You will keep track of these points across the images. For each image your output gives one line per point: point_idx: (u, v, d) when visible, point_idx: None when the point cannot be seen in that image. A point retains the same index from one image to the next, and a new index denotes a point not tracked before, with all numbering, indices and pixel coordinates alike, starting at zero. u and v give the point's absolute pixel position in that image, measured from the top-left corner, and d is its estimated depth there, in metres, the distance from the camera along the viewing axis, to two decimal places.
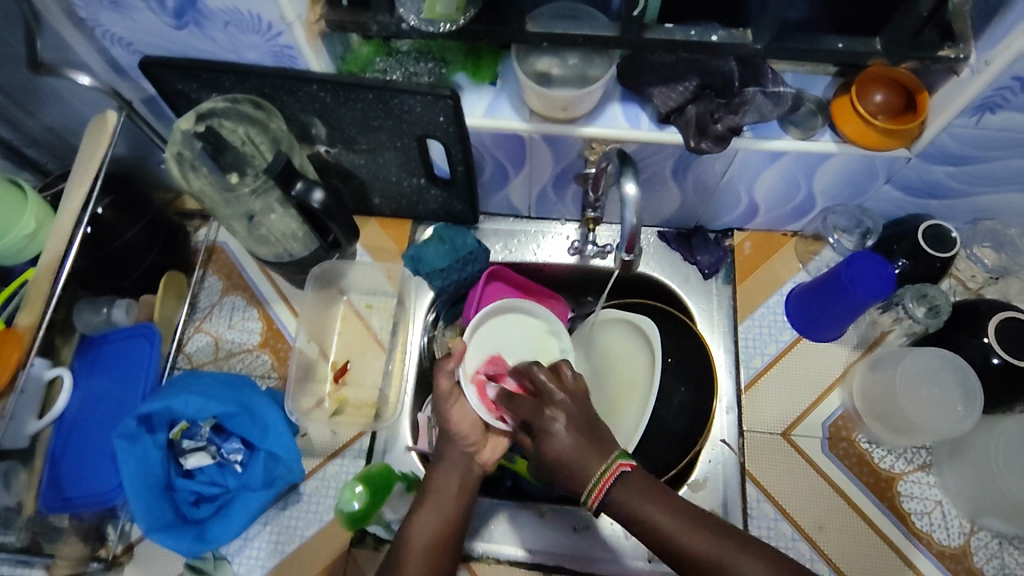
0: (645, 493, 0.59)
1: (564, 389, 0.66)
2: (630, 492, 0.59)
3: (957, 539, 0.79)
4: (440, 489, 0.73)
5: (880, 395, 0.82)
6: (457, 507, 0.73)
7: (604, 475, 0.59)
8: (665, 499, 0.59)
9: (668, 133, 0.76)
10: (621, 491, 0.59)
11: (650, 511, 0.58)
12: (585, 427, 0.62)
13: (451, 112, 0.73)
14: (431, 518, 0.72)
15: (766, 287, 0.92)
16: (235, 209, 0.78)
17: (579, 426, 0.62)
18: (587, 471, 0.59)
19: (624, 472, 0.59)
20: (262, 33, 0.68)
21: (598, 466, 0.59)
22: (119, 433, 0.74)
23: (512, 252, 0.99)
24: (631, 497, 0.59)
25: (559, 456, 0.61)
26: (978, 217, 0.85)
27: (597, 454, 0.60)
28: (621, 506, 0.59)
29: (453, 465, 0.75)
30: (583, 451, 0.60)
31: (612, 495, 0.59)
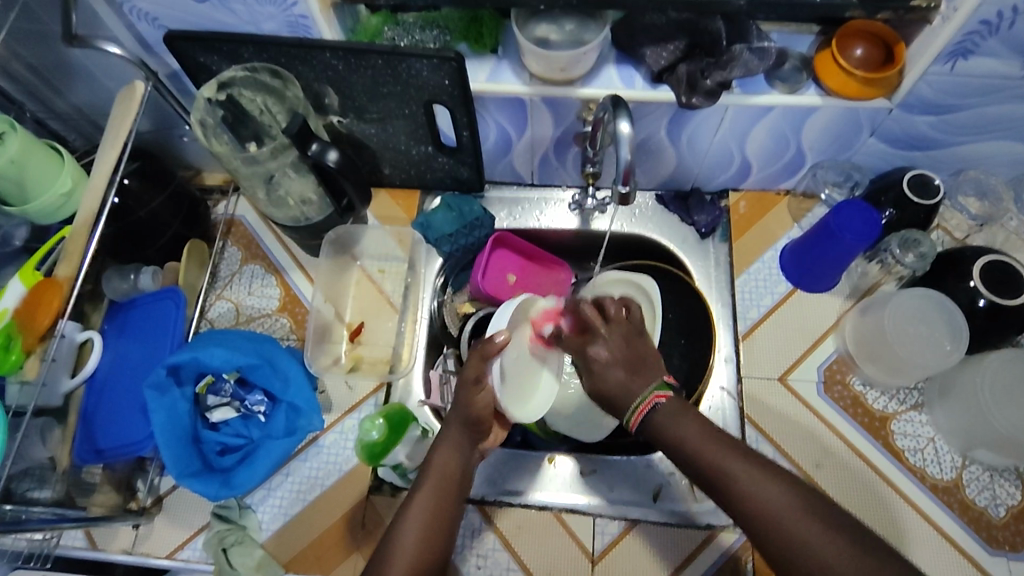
0: (686, 416, 0.62)
1: (608, 325, 0.69)
2: (674, 413, 0.62)
3: (950, 473, 0.82)
4: (439, 468, 0.70)
5: (872, 337, 0.85)
6: (454, 487, 0.70)
7: (643, 401, 0.63)
8: (701, 425, 0.62)
9: (661, 91, 0.80)
10: (661, 416, 0.62)
11: (685, 432, 0.61)
12: (627, 350, 0.66)
13: (456, 75, 0.78)
14: (429, 496, 0.68)
15: (761, 244, 0.96)
16: (255, 170, 0.82)
17: (619, 352, 0.66)
18: (629, 390, 0.64)
19: (661, 402, 0.63)
20: (278, 4, 0.73)
21: (640, 391, 0.64)
22: (150, 383, 0.79)
23: (516, 219, 1.03)
24: (667, 419, 0.62)
25: (605, 372, 0.65)
26: (961, 166, 0.89)
27: (650, 375, 0.65)
28: (660, 431, 0.63)
29: (455, 443, 0.72)
30: (631, 376, 0.64)
31: (655, 416, 0.63)
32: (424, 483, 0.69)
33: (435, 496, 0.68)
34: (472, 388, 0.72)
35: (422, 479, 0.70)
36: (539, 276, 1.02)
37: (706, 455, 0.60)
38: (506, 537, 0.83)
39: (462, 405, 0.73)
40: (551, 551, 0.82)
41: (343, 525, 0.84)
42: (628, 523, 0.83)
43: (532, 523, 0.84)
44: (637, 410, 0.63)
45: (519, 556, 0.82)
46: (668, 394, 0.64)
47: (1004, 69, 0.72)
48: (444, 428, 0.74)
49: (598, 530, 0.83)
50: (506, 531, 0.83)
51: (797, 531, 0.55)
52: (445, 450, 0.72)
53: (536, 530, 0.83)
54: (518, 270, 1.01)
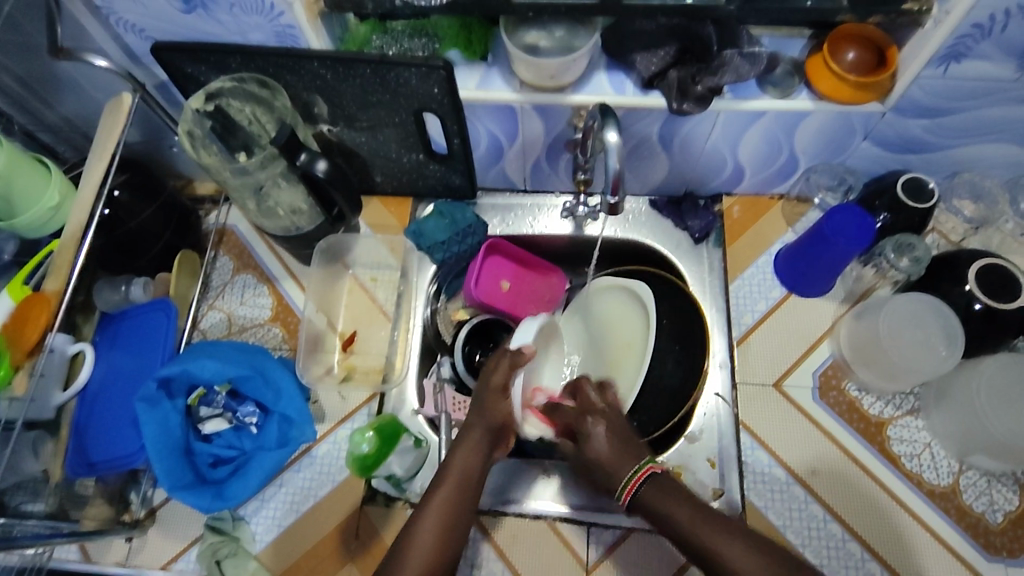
0: (670, 492, 0.65)
1: (607, 404, 0.75)
2: (660, 491, 0.65)
3: (947, 479, 0.82)
4: (459, 468, 0.71)
5: (866, 341, 0.85)
6: (471, 489, 0.70)
7: (637, 475, 0.67)
8: (688, 497, 0.64)
9: (652, 97, 0.80)
10: (653, 490, 0.66)
11: (669, 507, 0.64)
12: (618, 432, 0.71)
13: (445, 83, 0.78)
14: (447, 495, 0.69)
15: (755, 248, 0.96)
16: (243, 181, 0.81)
17: (616, 432, 0.71)
18: (622, 469, 0.68)
19: (655, 473, 0.67)
20: (265, 14, 0.73)
21: (631, 467, 0.67)
22: (141, 396, 0.78)
23: (509, 225, 1.03)
24: (660, 495, 0.65)
25: (602, 454, 0.70)
26: (956, 169, 0.88)
27: (632, 456, 0.69)
28: (650, 507, 0.65)
29: (475, 444, 0.73)
30: (620, 453, 0.69)
31: (645, 494, 0.66)
32: (444, 482, 0.70)
33: (453, 495, 0.69)
34: (497, 395, 0.76)
35: (442, 479, 0.71)
36: (531, 283, 1.02)
37: (693, 529, 0.62)
38: (501, 548, 0.83)
39: (483, 410, 0.75)
40: (546, 561, 0.82)
41: (337, 536, 0.84)
42: (623, 533, 0.82)
43: (526, 532, 0.83)
44: (629, 486, 0.66)
45: (513, 565, 0.82)
46: (660, 469, 0.68)
47: (996, 71, 0.71)
48: (465, 429, 0.75)
49: (592, 539, 0.82)
50: (500, 541, 0.83)
51: None
52: (463, 449, 0.73)
53: (531, 539, 0.83)
54: (512, 277, 1.00)
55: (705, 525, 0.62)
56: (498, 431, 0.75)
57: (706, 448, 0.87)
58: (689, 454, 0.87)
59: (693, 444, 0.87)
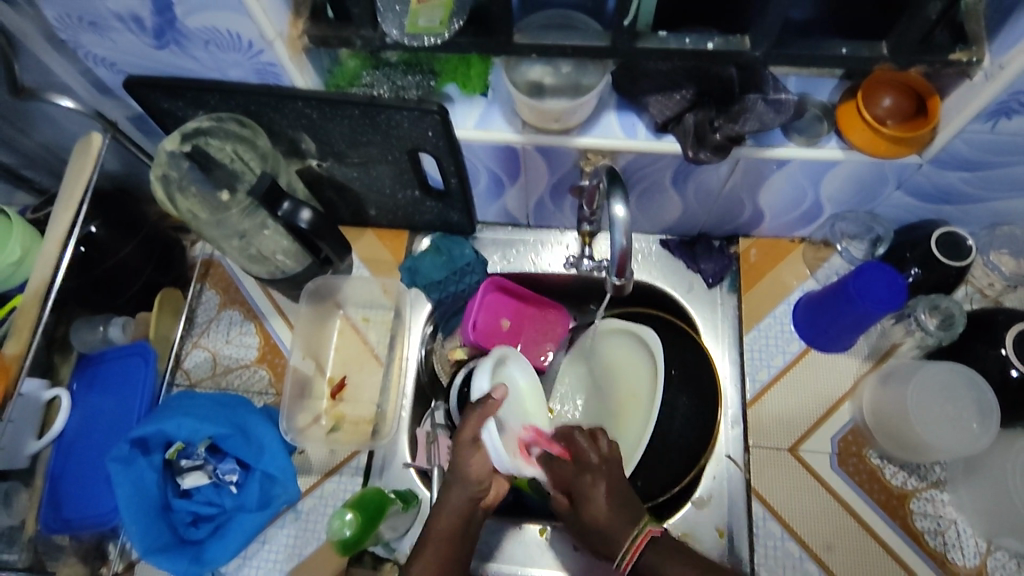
0: (675, 552, 0.63)
1: (600, 460, 0.71)
2: (661, 554, 0.63)
3: (973, 559, 0.76)
4: (449, 510, 0.70)
5: (890, 412, 0.78)
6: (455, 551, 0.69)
7: (636, 540, 0.63)
8: (694, 561, 0.62)
9: (666, 142, 0.74)
10: (654, 554, 0.63)
11: (677, 574, 0.61)
12: (614, 492, 0.67)
13: (440, 127, 0.71)
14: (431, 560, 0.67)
15: (773, 296, 0.89)
16: (222, 229, 0.77)
17: (615, 492, 0.68)
18: (622, 531, 0.64)
19: (654, 537, 0.64)
20: (243, 52, 0.67)
21: (631, 530, 0.64)
22: (113, 457, 0.74)
23: (511, 262, 0.97)
24: (659, 559, 0.62)
25: (601, 510, 0.66)
26: (997, 221, 0.80)
27: (628, 518, 0.65)
28: (654, 572, 0.62)
29: (456, 510, 0.70)
30: (615, 515, 0.66)
31: (645, 558, 0.63)
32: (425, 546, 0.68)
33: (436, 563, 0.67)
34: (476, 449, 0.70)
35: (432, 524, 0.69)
36: (533, 319, 0.96)
37: None
38: None
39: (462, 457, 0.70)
40: None
41: None
42: None
43: None
44: (630, 549, 0.63)
45: None
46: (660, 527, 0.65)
47: None
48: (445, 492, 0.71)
49: None
50: None
51: None
52: (446, 510, 0.70)
53: None
54: (512, 317, 0.95)
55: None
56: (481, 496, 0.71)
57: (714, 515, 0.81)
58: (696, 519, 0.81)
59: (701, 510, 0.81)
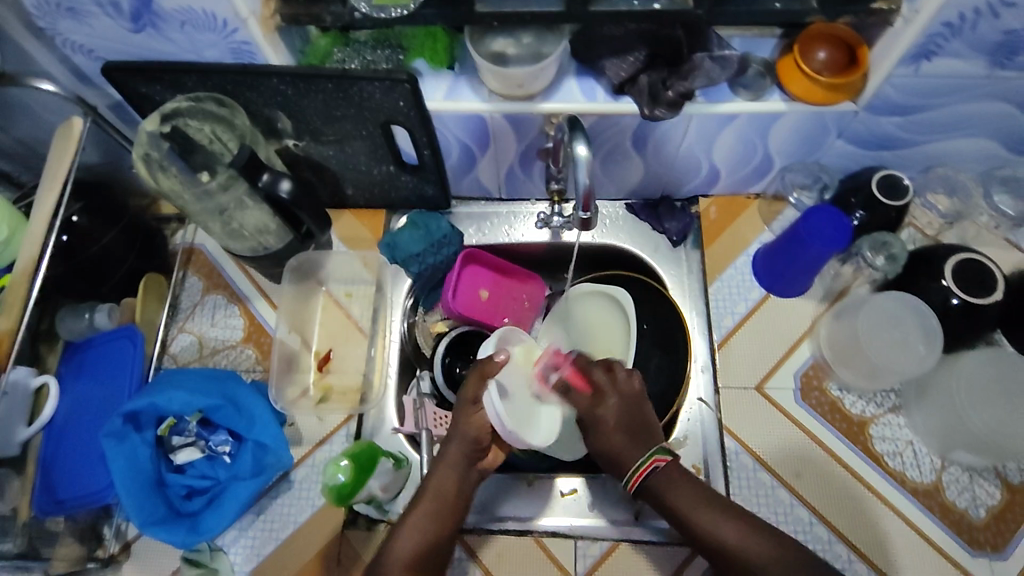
0: (677, 478, 0.73)
1: (616, 389, 0.78)
2: (666, 483, 0.73)
3: (930, 476, 0.82)
4: (433, 487, 0.74)
5: (845, 342, 0.85)
6: (450, 508, 0.73)
7: (641, 467, 0.73)
8: (687, 479, 0.73)
9: (623, 103, 0.78)
10: (661, 480, 0.73)
11: (680, 497, 0.71)
12: (632, 417, 0.76)
13: (410, 96, 0.75)
14: (429, 508, 0.72)
15: (733, 248, 0.95)
16: (205, 204, 0.79)
17: (626, 424, 0.76)
18: (630, 457, 0.74)
19: (661, 464, 0.73)
20: (218, 31, 0.70)
21: (640, 455, 0.74)
22: (106, 432, 0.76)
23: (485, 235, 1.01)
24: (666, 486, 0.72)
25: (611, 434, 0.75)
26: (931, 163, 0.88)
27: (641, 441, 0.75)
28: (662, 493, 0.72)
29: (452, 472, 0.74)
30: (631, 442, 0.75)
31: (651, 481, 0.73)
32: (426, 495, 0.73)
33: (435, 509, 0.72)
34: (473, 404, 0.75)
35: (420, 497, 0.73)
36: (510, 290, 1.00)
37: (705, 521, 0.69)
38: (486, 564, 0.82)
39: (457, 428, 0.76)
40: None
41: (319, 562, 0.82)
42: (610, 545, 0.81)
43: (513, 549, 0.82)
44: (640, 472, 0.73)
45: None
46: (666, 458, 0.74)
47: (966, 69, 0.71)
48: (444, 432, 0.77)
49: (579, 552, 0.81)
50: (485, 557, 0.82)
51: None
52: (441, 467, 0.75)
53: (516, 556, 0.82)
54: (491, 286, 0.99)
55: (702, 505, 0.70)
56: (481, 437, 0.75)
57: (691, 455, 0.86)
58: (674, 461, 0.86)
59: (679, 451, 0.86)
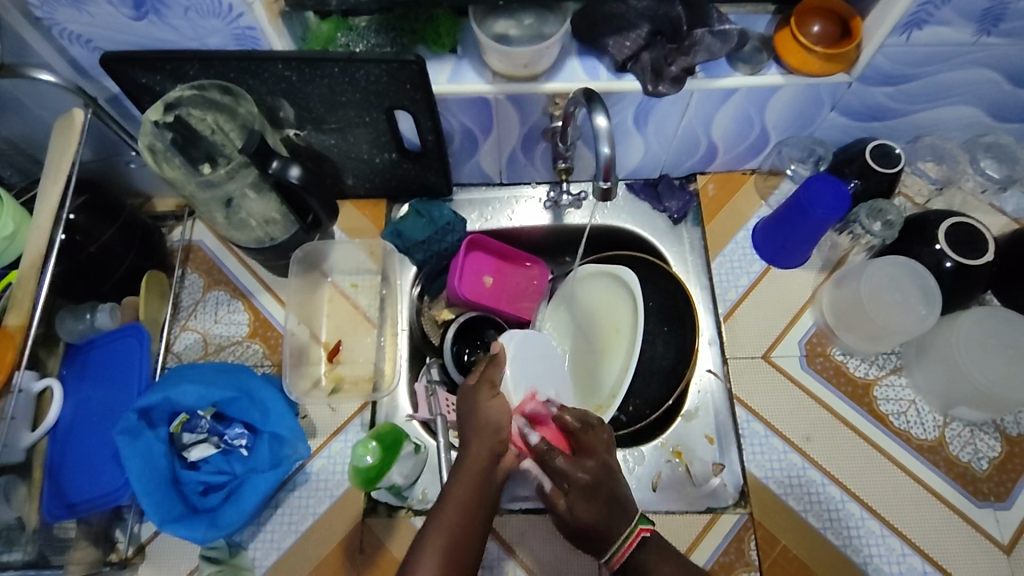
0: (664, 557, 0.65)
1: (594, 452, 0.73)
2: (653, 556, 0.65)
3: (933, 432, 0.85)
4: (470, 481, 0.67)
5: (847, 307, 0.87)
6: (484, 491, 0.67)
7: (629, 537, 0.66)
8: (674, 558, 0.64)
9: (626, 81, 0.80)
10: (644, 553, 0.65)
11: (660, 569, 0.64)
12: (605, 497, 0.69)
13: (416, 78, 0.75)
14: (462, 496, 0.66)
15: (733, 224, 0.97)
16: (212, 193, 0.78)
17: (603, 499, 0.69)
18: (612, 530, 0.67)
19: (646, 538, 0.66)
20: (223, 17, 0.70)
21: (625, 525, 0.67)
22: (120, 429, 0.75)
23: (488, 220, 1.01)
24: (651, 559, 0.65)
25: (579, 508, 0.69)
26: (918, 133, 0.92)
27: (620, 515, 0.68)
28: (644, 566, 0.65)
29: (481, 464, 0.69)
30: (609, 517, 0.68)
31: (636, 557, 0.65)
32: (457, 485, 0.67)
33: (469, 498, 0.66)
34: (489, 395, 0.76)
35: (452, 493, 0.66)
36: (514, 275, 1.01)
37: None
38: (510, 544, 0.81)
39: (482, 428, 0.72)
40: (558, 556, 0.81)
41: (340, 553, 0.81)
42: None
43: (536, 530, 0.82)
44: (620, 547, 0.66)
45: (525, 563, 0.81)
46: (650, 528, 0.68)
47: (954, 37, 0.74)
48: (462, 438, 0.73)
49: None
50: (508, 537, 0.81)
51: None
52: (466, 470, 0.68)
53: (540, 534, 0.82)
54: (493, 272, 0.99)
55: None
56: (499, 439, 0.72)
57: (702, 425, 0.87)
58: (687, 431, 0.87)
59: (690, 422, 0.88)
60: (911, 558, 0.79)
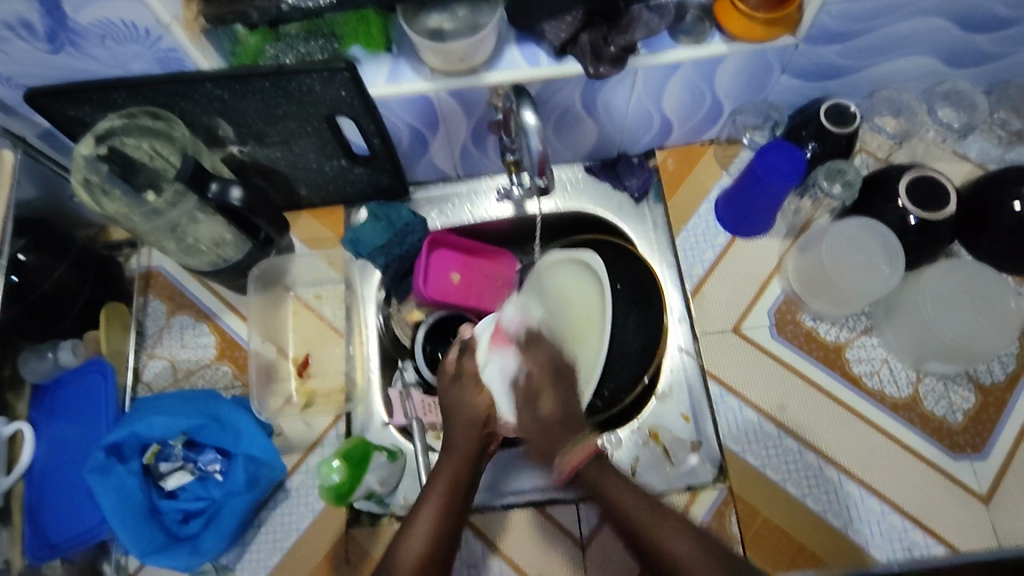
0: (614, 477, 0.67)
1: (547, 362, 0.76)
2: (599, 471, 0.67)
3: (907, 389, 0.85)
4: (460, 447, 0.72)
5: (812, 272, 0.87)
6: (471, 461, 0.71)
7: (580, 450, 0.68)
8: (624, 480, 0.66)
9: (568, 65, 0.78)
10: (591, 471, 0.67)
11: (610, 489, 0.66)
12: (566, 402, 0.73)
13: (351, 85, 0.73)
14: (453, 470, 0.70)
15: (694, 198, 0.95)
16: (156, 222, 0.79)
17: (564, 402, 0.72)
18: (563, 446, 0.69)
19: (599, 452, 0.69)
20: (141, 41, 0.68)
21: (576, 443, 0.69)
22: (90, 468, 0.75)
23: (448, 217, 1.00)
24: (600, 475, 0.67)
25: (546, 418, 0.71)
26: (874, 88, 0.90)
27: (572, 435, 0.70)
28: (589, 481, 0.67)
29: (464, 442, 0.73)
30: (565, 427, 0.70)
31: (585, 472, 0.68)
32: (447, 460, 0.71)
33: (459, 468, 0.70)
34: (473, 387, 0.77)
35: (444, 460, 0.71)
36: (482, 269, 1.00)
37: (630, 506, 0.64)
38: (496, 541, 0.81)
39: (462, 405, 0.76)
40: (545, 549, 0.81)
41: (327, 564, 0.81)
42: None
43: (520, 524, 0.82)
44: (572, 459, 0.68)
45: (512, 558, 0.81)
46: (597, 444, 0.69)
47: None
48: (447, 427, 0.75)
49: (582, 514, 0.82)
50: (492, 535, 0.82)
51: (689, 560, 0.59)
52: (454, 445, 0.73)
53: (524, 529, 0.82)
54: (461, 269, 0.98)
55: (635, 507, 0.64)
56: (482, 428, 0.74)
57: (678, 404, 0.88)
58: (662, 412, 0.88)
59: (665, 402, 0.88)
60: (890, 517, 0.80)
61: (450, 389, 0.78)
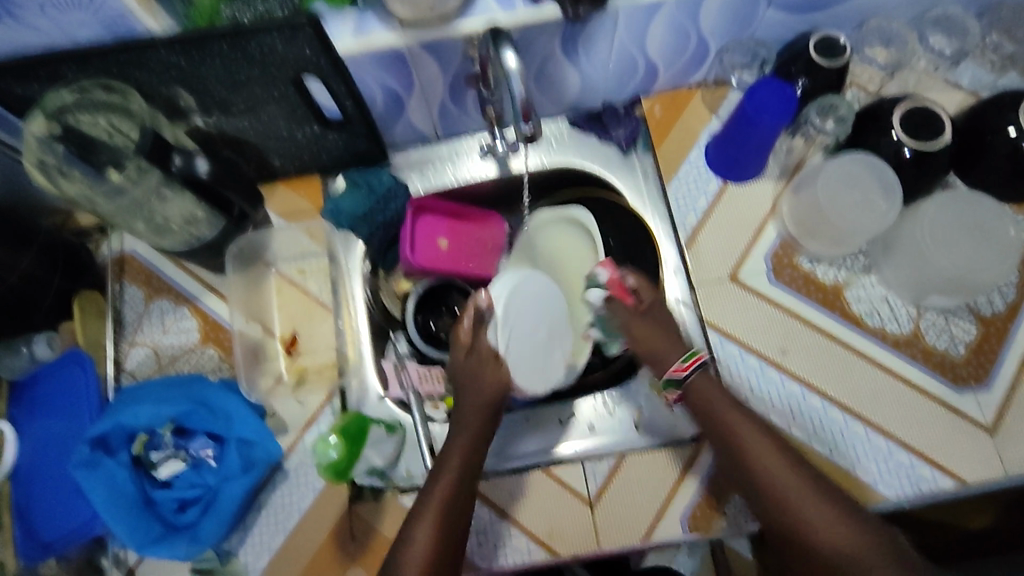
0: (751, 421, 0.70)
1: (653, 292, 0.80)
2: (741, 415, 0.70)
3: (907, 325, 0.84)
4: (468, 427, 0.72)
5: (807, 213, 0.85)
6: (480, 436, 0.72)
7: (689, 360, 0.75)
8: (767, 428, 0.70)
9: (545, 9, 0.73)
10: (700, 386, 0.73)
11: (748, 433, 0.69)
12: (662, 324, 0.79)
13: (316, 42, 0.68)
14: (463, 446, 0.70)
15: (684, 145, 0.92)
16: (118, 202, 0.76)
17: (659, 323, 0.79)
18: (669, 355, 0.77)
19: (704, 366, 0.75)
20: (85, 7, 0.63)
21: (688, 352, 0.76)
22: (76, 463, 0.73)
23: (431, 181, 0.96)
24: (727, 412, 0.71)
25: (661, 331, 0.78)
26: (863, 17, 0.87)
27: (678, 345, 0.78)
28: (710, 412, 0.72)
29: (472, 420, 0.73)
30: (672, 344, 0.77)
31: (696, 380, 0.74)
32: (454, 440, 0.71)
33: (470, 446, 0.70)
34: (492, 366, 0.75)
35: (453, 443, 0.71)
36: (470, 233, 0.96)
37: (756, 448, 0.68)
38: (504, 507, 0.80)
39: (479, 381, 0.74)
40: (553, 510, 0.80)
41: (332, 543, 0.79)
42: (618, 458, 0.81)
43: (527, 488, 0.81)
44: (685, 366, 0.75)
45: (520, 522, 0.80)
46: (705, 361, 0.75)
47: None
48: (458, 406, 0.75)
49: (588, 472, 0.81)
50: (498, 501, 0.80)
51: (805, 514, 0.64)
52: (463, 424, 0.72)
53: (531, 493, 0.80)
54: (448, 234, 0.94)
55: (798, 486, 0.65)
56: (494, 405, 0.74)
57: None
58: None
59: None
60: (896, 454, 0.80)
61: (465, 365, 0.76)
